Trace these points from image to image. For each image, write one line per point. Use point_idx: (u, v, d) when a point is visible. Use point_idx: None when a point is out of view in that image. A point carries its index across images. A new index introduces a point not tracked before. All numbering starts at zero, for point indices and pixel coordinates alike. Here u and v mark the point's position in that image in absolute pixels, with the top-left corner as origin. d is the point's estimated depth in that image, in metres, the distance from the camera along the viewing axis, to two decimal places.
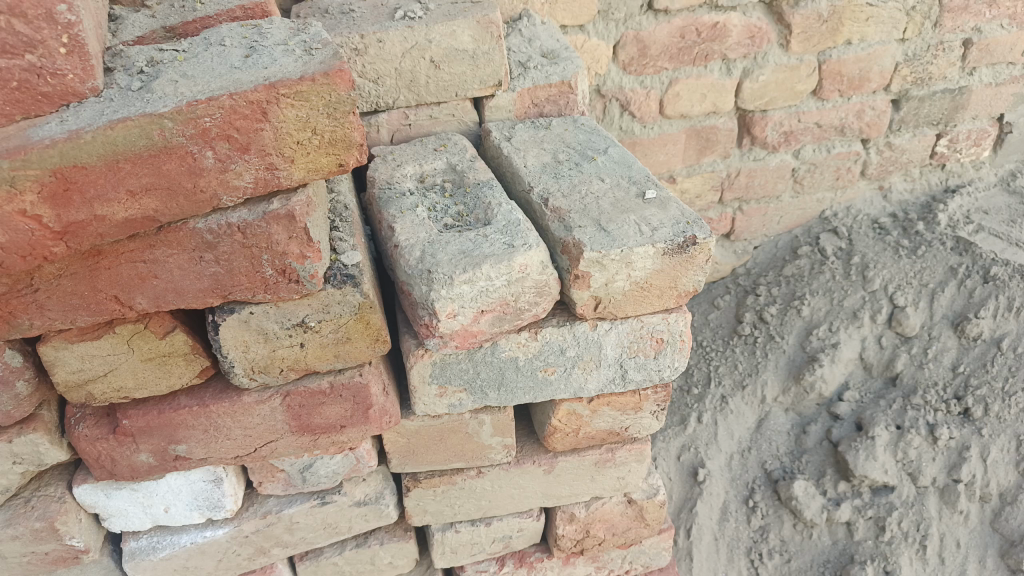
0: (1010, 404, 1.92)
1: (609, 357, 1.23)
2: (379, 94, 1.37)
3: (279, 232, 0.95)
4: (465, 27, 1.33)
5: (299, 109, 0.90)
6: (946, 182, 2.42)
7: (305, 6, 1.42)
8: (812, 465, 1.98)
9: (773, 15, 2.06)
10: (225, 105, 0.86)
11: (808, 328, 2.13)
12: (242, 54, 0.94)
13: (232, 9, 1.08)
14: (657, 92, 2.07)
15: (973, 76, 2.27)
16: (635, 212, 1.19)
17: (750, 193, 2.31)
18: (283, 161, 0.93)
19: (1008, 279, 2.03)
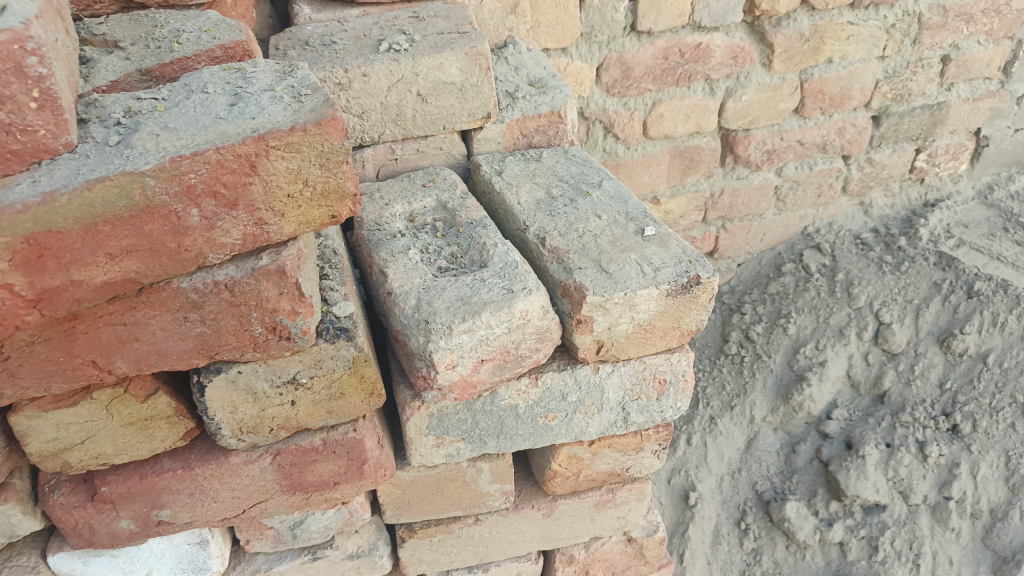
0: (998, 420, 1.91)
1: (611, 400, 1.19)
2: (364, 129, 1.32)
3: (269, 288, 0.90)
4: (453, 59, 1.28)
5: (290, 161, 0.85)
6: (926, 196, 2.42)
7: (284, 38, 1.36)
8: (803, 485, 1.95)
9: (755, 35, 2.04)
10: (211, 160, 0.81)
11: (795, 346, 2.11)
12: (227, 103, 0.88)
13: (211, 48, 1.03)
14: (641, 113, 2.04)
15: (951, 92, 2.28)
16: (636, 251, 1.15)
17: (733, 212, 2.30)
18: (273, 215, 0.87)
19: (991, 294, 2.03)
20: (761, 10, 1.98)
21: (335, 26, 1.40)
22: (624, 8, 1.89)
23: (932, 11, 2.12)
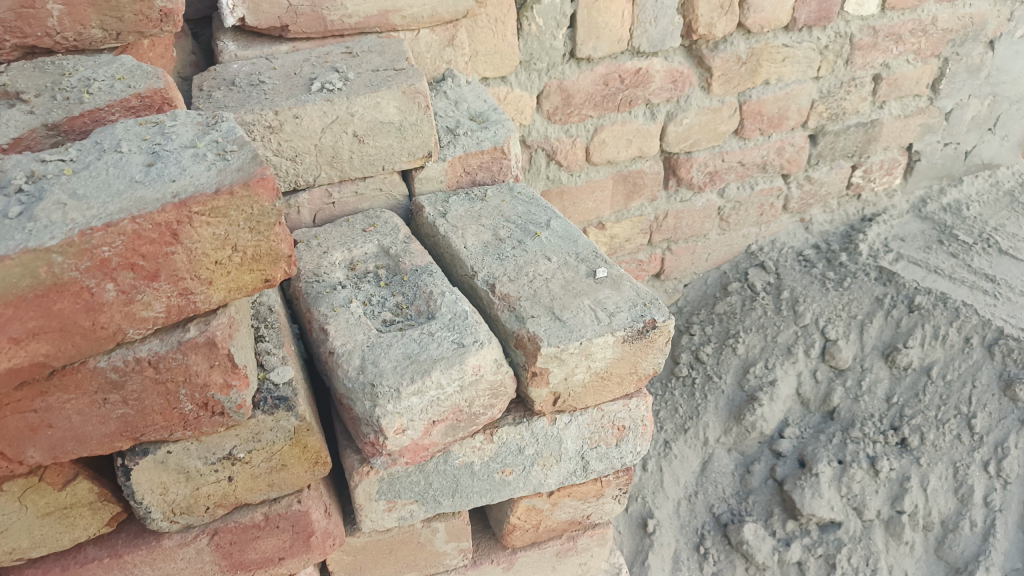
0: (945, 432, 1.92)
1: (570, 450, 1.14)
2: (298, 173, 1.25)
3: (198, 362, 0.83)
4: (390, 98, 1.22)
5: (216, 226, 0.78)
6: (863, 211, 2.46)
7: (208, 78, 1.29)
8: (759, 505, 1.93)
9: (693, 58, 2.02)
10: (127, 231, 0.74)
11: (745, 366, 2.10)
12: (144, 163, 0.81)
13: (126, 98, 0.95)
14: (583, 140, 2.01)
15: (883, 109, 2.32)
16: (588, 295, 1.11)
17: (678, 234, 2.28)
18: (199, 284, 0.80)
19: (932, 307, 2.05)
20: (699, 34, 1.96)
21: (264, 63, 1.32)
22: (562, 35, 1.85)
23: (863, 32, 2.15)
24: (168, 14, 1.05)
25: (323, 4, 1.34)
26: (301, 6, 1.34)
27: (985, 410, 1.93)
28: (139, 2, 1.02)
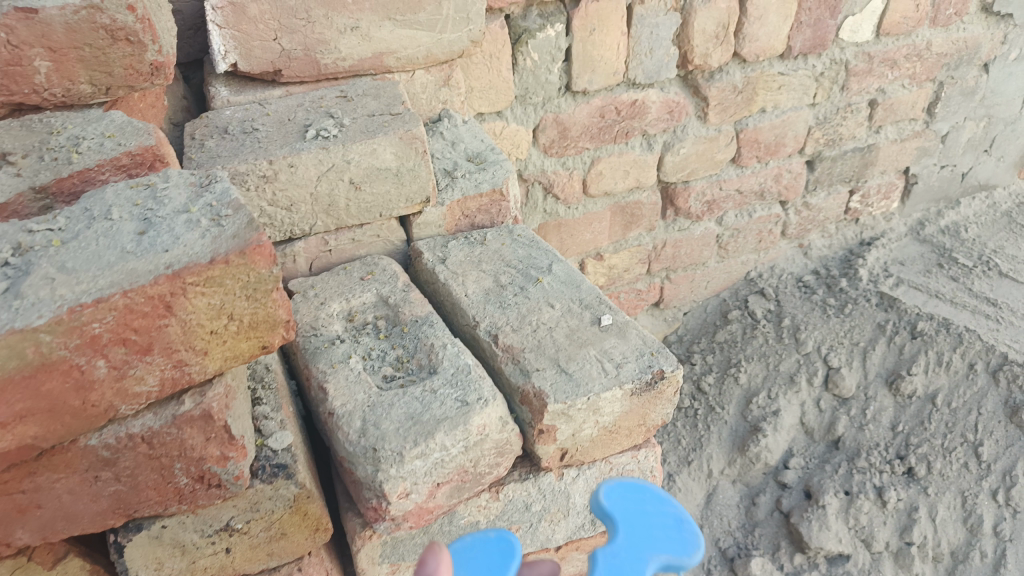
0: (952, 460, 1.86)
1: (578, 505, 1.11)
2: (294, 222, 1.22)
3: (194, 435, 0.80)
4: (386, 144, 1.20)
5: (211, 296, 0.75)
6: (861, 235, 2.43)
7: (200, 125, 1.25)
8: (766, 538, 1.86)
9: (689, 88, 1.95)
10: (118, 306, 0.71)
11: (747, 397, 2.04)
12: (135, 232, 0.78)
13: (116, 156, 0.92)
14: (580, 172, 1.93)
15: (880, 134, 2.26)
16: (594, 345, 1.08)
17: (677, 263, 2.24)
18: (195, 354, 0.77)
19: (934, 334, 2.00)
20: (694, 64, 1.87)
21: (256, 109, 1.30)
22: (557, 69, 1.76)
23: (858, 58, 2.06)
24: (158, 68, 1.03)
25: (317, 48, 1.31)
26: (293, 50, 1.30)
27: (991, 437, 1.87)
28: (128, 57, 1.00)
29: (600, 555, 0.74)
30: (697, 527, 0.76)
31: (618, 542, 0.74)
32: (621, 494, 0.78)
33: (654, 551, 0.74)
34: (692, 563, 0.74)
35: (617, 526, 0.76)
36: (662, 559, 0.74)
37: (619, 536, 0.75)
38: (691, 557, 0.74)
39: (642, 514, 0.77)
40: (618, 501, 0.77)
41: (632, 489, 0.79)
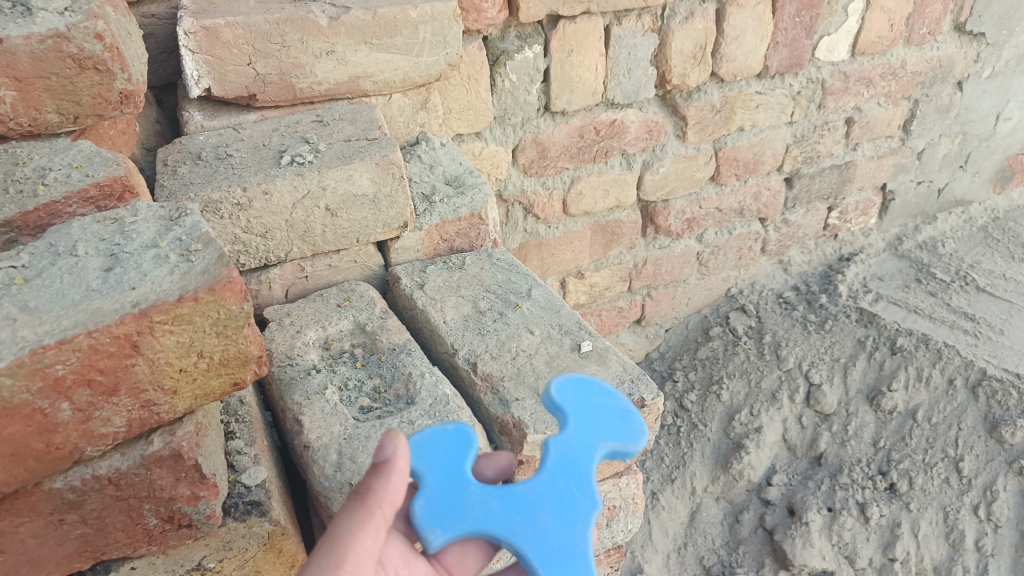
0: (933, 476, 1.86)
1: None
2: (269, 249, 1.21)
3: (163, 475, 0.79)
4: (363, 170, 1.18)
5: (179, 334, 0.74)
6: (840, 251, 2.45)
7: (173, 151, 1.23)
8: (750, 556, 1.85)
9: (667, 107, 1.94)
10: (82, 346, 0.69)
11: (729, 414, 2.03)
12: (102, 269, 0.77)
13: (84, 187, 0.91)
14: (560, 192, 1.93)
15: (857, 151, 2.27)
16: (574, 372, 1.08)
17: (658, 281, 2.23)
18: (163, 394, 0.76)
19: (914, 349, 2.00)
20: (672, 84, 1.86)
21: (231, 134, 1.28)
22: (536, 90, 1.74)
23: (834, 77, 2.07)
24: (128, 97, 1.02)
25: (292, 72, 1.29)
26: (268, 75, 1.28)
27: (972, 452, 1.87)
28: (97, 85, 0.99)
29: (552, 444, 0.81)
30: (642, 418, 0.83)
31: (569, 432, 0.81)
32: (571, 389, 0.84)
33: (602, 439, 0.81)
34: (637, 449, 0.81)
35: (566, 417, 0.82)
36: (609, 445, 0.80)
37: (569, 425, 0.82)
38: (636, 442, 0.81)
39: (589, 405, 0.84)
40: (569, 396, 0.84)
41: (581, 384, 0.86)
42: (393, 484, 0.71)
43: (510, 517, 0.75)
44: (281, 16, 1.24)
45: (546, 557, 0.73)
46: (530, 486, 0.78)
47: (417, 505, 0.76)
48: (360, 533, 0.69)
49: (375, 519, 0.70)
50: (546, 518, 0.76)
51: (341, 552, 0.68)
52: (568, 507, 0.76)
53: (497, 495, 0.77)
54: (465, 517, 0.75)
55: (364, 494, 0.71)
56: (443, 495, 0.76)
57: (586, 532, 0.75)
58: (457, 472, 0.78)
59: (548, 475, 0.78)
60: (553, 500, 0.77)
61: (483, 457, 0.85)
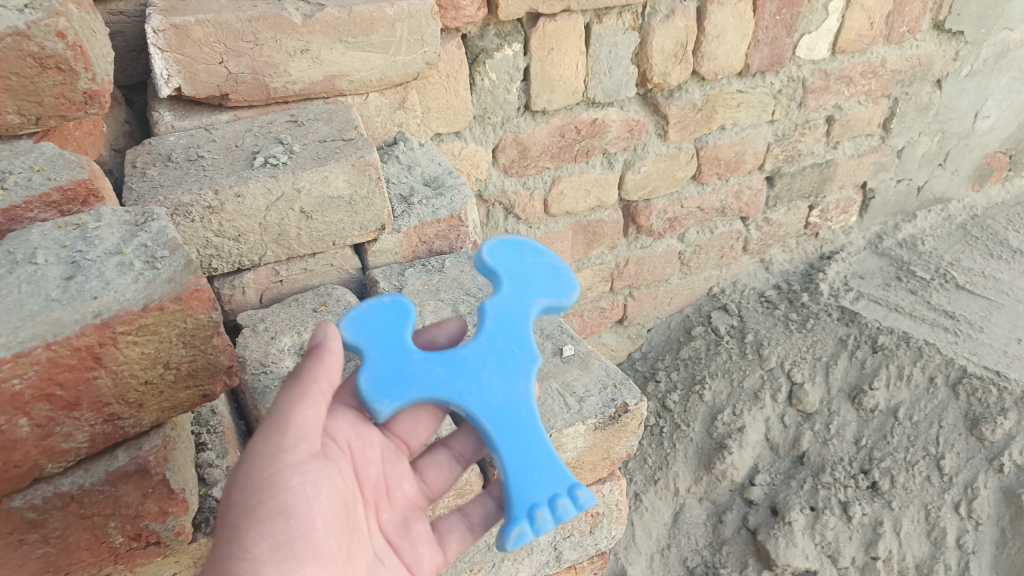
0: (914, 474, 1.85)
1: (542, 542, 1.14)
2: (242, 253, 1.17)
3: (130, 492, 0.80)
4: (338, 171, 1.15)
5: (144, 345, 0.75)
6: (821, 249, 2.45)
7: (142, 152, 1.20)
8: (733, 556, 1.83)
9: (648, 106, 1.92)
10: (41, 359, 0.69)
11: (712, 414, 2.02)
12: (62, 277, 0.76)
13: (46, 192, 0.88)
14: (541, 192, 1.91)
15: (837, 150, 2.27)
16: (556, 377, 1.06)
17: (640, 280, 2.22)
18: (128, 407, 0.77)
19: (895, 347, 2.00)
20: (653, 83, 1.84)
21: (202, 135, 1.25)
22: (516, 89, 1.72)
23: (815, 75, 2.06)
24: (92, 97, 0.99)
25: (265, 71, 1.26)
26: (241, 74, 1.25)
27: (953, 450, 1.86)
28: (59, 85, 0.95)
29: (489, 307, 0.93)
30: (571, 273, 0.99)
31: (504, 294, 0.94)
32: (504, 253, 0.97)
33: (535, 297, 0.95)
34: (569, 302, 0.97)
35: (501, 280, 0.95)
36: (543, 303, 0.95)
37: (503, 288, 0.95)
38: (566, 296, 0.97)
39: (522, 265, 0.97)
40: (501, 259, 0.97)
41: (512, 246, 0.99)
42: (329, 364, 0.82)
43: (456, 379, 0.88)
44: (253, 13, 1.20)
45: (490, 412, 0.87)
46: (471, 349, 0.90)
47: (362, 378, 0.86)
48: (300, 405, 0.80)
49: (313, 392, 0.81)
50: (489, 375, 0.89)
51: (286, 422, 0.79)
52: (508, 364, 0.90)
53: (441, 361, 0.89)
54: (413, 382, 0.87)
55: (300, 373, 0.82)
56: (390, 364, 0.88)
57: (525, 383, 0.89)
58: (400, 342, 0.89)
59: (488, 336, 0.91)
60: (493, 358, 0.90)
61: (433, 326, 1.00)
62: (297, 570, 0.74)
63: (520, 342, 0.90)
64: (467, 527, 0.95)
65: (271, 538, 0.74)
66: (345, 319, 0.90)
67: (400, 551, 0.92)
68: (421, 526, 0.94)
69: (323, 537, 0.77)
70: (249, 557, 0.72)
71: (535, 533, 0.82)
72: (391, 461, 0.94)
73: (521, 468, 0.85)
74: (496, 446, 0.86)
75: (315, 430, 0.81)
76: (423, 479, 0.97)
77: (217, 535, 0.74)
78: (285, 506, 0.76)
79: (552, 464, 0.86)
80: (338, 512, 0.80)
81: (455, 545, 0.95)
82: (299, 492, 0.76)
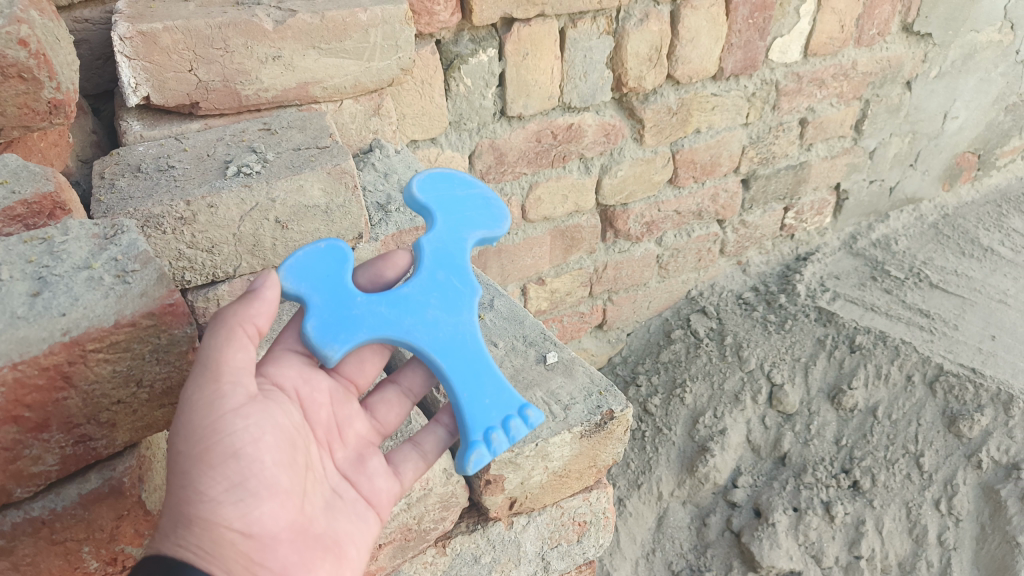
0: (895, 472, 1.86)
1: (530, 552, 1.12)
2: (216, 264, 1.14)
3: (103, 515, 0.80)
4: (314, 180, 1.13)
5: (116, 362, 0.73)
6: (797, 250, 2.46)
7: (110, 163, 1.16)
8: (718, 559, 1.82)
9: (624, 110, 1.91)
10: (7, 380, 0.67)
11: (694, 416, 2.01)
12: (29, 292, 0.73)
13: (11, 205, 0.85)
14: (518, 198, 1.89)
15: (811, 151, 2.29)
16: (540, 385, 1.05)
17: (619, 284, 2.21)
18: (100, 428, 0.76)
19: (873, 347, 2.01)
20: (629, 87, 1.84)
21: (172, 144, 1.22)
22: (492, 94, 1.70)
23: (788, 78, 2.07)
24: (57, 106, 0.96)
25: (236, 79, 1.23)
26: (211, 82, 1.22)
27: (932, 447, 1.87)
28: (22, 95, 0.92)
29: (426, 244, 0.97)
30: (501, 203, 1.03)
31: (439, 231, 0.98)
32: (433, 189, 1.00)
33: (470, 231, 0.99)
34: (501, 232, 1.01)
35: (435, 217, 0.99)
36: (479, 234, 1.00)
37: (437, 223, 0.98)
38: (499, 225, 1.01)
39: (453, 200, 1.01)
40: (432, 196, 1.00)
41: (441, 182, 1.02)
42: (257, 313, 0.81)
43: (402, 318, 0.91)
44: (223, 19, 1.18)
45: (437, 345, 0.90)
46: (414, 287, 0.93)
47: (309, 326, 0.88)
48: (228, 349, 0.78)
49: (240, 334, 0.79)
50: (434, 311, 0.92)
51: (216, 366, 0.78)
52: (450, 298, 0.94)
53: (386, 302, 0.91)
54: (361, 326, 0.89)
55: (224, 317, 0.80)
56: (334, 308, 0.89)
57: (468, 315, 0.93)
58: (341, 286, 0.90)
59: (429, 273, 0.94)
60: (436, 295, 0.93)
61: (382, 261, 0.98)
62: (254, 507, 0.77)
63: (460, 275, 0.94)
64: (421, 458, 0.93)
65: (225, 480, 0.75)
66: (283, 267, 0.90)
67: (356, 485, 0.91)
68: (376, 460, 0.93)
69: (276, 474, 0.79)
70: (205, 499, 0.74)
71: (492, 455, 0.86)
72: (341, 402, 0.94)
73: (473, 397, 0.89)
74: (447, 378, 0.90)
75: (249, 371, 0.80)
76: (375, 416, 0.96)
77: (170, 484, 0.76)
78: (233, 448, 0.76)
79: (500, 388, 0.90)
80: (286, 451, 0.81)
81: (412, 475, 0.93)
82: (243, 435, 0.77)
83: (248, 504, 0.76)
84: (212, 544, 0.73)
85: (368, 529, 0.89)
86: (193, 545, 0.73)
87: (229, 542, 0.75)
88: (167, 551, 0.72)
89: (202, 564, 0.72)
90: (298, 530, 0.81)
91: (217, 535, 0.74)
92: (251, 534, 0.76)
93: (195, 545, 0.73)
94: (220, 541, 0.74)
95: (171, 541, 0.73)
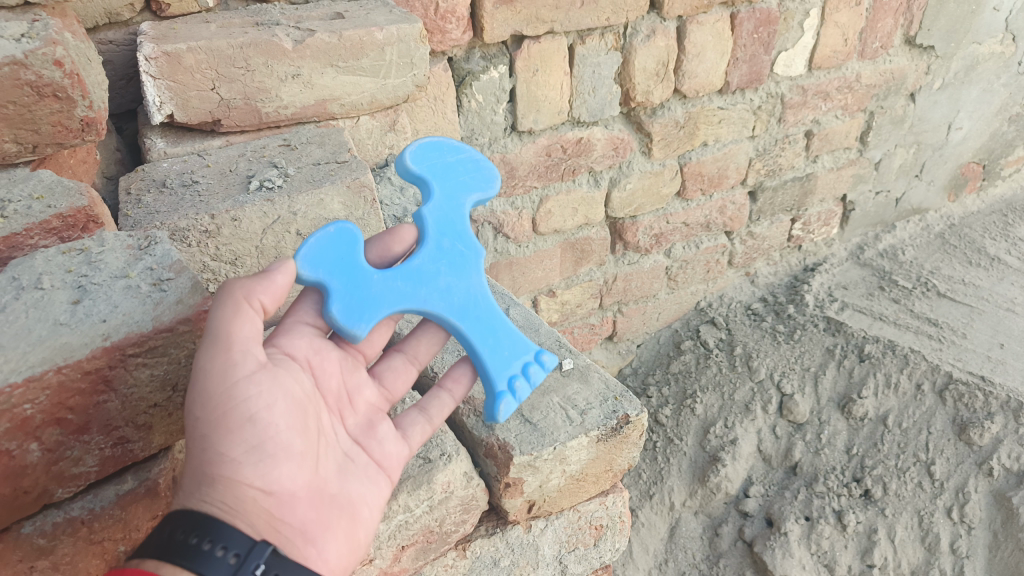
0: (906, 480, 1.86)
1: (547, 556, 1.14)
2: (239, 276, 1.17)
3: (138, 515, 0.83)
4: (334, 194, 1.17)
5: (153, 366, 0.77)
6: (804, 261, 2.49)
7: (135, 179, 1.19)
8: (731, 569, 1.83)
9: (632, 125, 1.94)
10: (51, 383, 0.70)
11: (705, 427, 2.03)
12: (69, 301, 0.77)
13: (46, 219, 0.88)
14: (529, 212, 1.92)
15: (817, 163, 2.31)
16: (557, 391, 1.08)
17: (629, 296, 2.24)
18: (137, 431, 0.79)
19: (882, 356, 2.03)
20: (637, 101, 1.87)
21: (195, 161, 1.25)
22: (502, 110, 1.74)
23: (793, 91, 2.10)
24: (89, 124, 1.00)
25: (257, 97, 1.27)
26: (233, 100, 1.26)
27: (942, 455, 1.88)
28: (56, 113, 0.96)
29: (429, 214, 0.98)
30: (487, 162, 1.06)
31: (439, 200, 0.99)
32: (424, 157, 1.01)
33: (466, 195, 1.02)
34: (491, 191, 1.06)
35: (430, 185, 1.00)
36: (473, 198, 1.03)
37: (434, 191, 1.00)
38: (490, 185, 1.05)
39: (443, 165, 1.02)
40: (424, 164, 1.01)
41: (430, 149, 1.03)
42: (263, 291, 0.80)
43: (417, 290, 0.94)
44: (244, 40, 1.21)
45: (454, 309, 0.96)
46: (424, 258, 0.96)
47: (333, 311, 0.88)
48: (236, 321, 0.77)
49: (245, 307, 0.78)
50: (445, 279, 0.96)
51: (226, 337, 0.77)
52: (458, 264, 0.98)
53: (401, 277, 0.93)
54: (382, 303, 0.91)
55: (231, 291, 0.79)
56: (354, 290, 0.89)
57: (476, 276, 0.98)
58: (356, 267, 0.90)
59: (435, 243, 0.97)
60: (444, 262, 0.97)
61: (387, 236, 0.97)
62: (272, 467, 0.80)
63: (466, 241, 0.98)
64: (428, 422, 0.96)
65: (244, 443, 0.78)
66: (296, 255, 0.88)
67: (368, 449, 0.93)
68: (385, 425, 0.95)
69: (290, 438, 0.81)
70: (225, 461, 0.77)
71: (516, 401, 0.96)
72: (350, 371, 0.94)
73: (492, 351, 0.96)
74: (468, 338, 0.96)
75: (258, 340, 0.80)
76: (382, 383, 0.98)
77: (190, 443, 0.78)
78: (249, 413, 0.78)
79: (514, 339, 0.98)
80: (299, 417, 0.83)
81: (419, 438, 0.96)
82: (258, 401, 0.79)
83: (266, 464, 0.79)
84: (235, 501, 0.77)
85: (380, 492, 0.91)
86: (217, 501, 0.76)
87: (250, 499, 0.78)
88: (193, 506, 0.76)
89: (228, 519, 0.76)
90: (313, 490, 0.85)
91: (238, 493, 0.77)
92: (271, 492, 0.80)
93: (219, 500, 0.76)
94: (242, 499, 0.77)
95: (195, 497, 0.76)
